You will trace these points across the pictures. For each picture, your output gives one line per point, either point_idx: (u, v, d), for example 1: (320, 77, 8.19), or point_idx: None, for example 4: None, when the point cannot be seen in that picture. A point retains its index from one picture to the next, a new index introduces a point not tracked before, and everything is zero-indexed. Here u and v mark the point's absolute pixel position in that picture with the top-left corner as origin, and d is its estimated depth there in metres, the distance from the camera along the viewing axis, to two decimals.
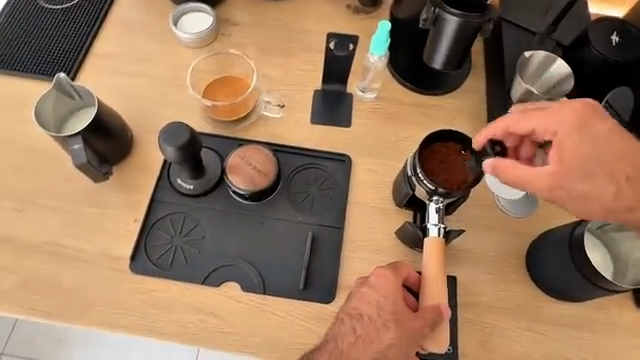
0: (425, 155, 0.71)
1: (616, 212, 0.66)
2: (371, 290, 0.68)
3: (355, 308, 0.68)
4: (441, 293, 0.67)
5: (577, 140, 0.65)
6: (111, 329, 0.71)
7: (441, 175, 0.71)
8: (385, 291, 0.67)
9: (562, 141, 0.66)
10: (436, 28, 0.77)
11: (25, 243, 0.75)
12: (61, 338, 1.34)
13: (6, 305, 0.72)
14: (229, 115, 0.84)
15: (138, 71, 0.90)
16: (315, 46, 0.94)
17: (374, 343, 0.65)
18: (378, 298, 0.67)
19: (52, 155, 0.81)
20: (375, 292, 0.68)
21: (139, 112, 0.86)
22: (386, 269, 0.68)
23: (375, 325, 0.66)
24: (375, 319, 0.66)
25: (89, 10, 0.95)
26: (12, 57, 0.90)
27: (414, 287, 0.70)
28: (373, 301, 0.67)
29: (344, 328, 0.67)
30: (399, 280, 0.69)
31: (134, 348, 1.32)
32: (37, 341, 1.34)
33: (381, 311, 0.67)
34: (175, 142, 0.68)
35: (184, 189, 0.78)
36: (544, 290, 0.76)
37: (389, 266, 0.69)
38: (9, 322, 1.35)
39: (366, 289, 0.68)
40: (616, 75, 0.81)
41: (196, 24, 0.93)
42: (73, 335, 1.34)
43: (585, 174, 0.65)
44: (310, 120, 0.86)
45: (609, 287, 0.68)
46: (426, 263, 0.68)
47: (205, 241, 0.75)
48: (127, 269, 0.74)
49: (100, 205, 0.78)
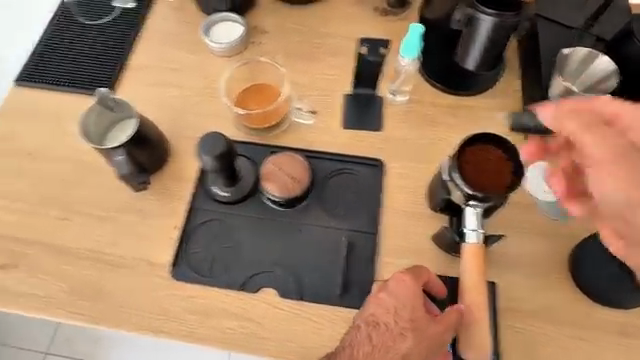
0: (462, 158, 0.70)
1: None
2: (388, 296, 0.67)
3: (373, 316, 0.67)
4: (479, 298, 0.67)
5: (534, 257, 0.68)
6: (153, 334, 0.73)
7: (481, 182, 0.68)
8: (404, 298, 0.66)
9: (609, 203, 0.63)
10: (470, 29, 0.75)
11: (71, 251, 0.78)
12: (100, 339, 1.39)
13: (56, 311, 0.75)
14: (262, 123, 0.85)
15: (173, 82, 0.93)
16: (343, 51, 0.95)
17: (390, 352, 0.65)
18: (396, 305, 0.66)
19: (95, 166, 0.84)
20: (394, 298, 0.66)
21: (175, 122, 0.89)
22: (406, 274, 0.67)
23: (393, 333, 0.66)
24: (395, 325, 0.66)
25: (125, 25, 0.99)
26: (55, 72, 0.94)
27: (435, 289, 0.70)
28: (391, 308, 0.66)
29: (361, 335, 0.66)
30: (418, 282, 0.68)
31: (169, 351, 1.37)
32: (77, 342, 1.40)
33: (399, 318, 0.66)
34: (213, 153, 0.68)
35: (220, 197, 0.79)
36: (589, 296, 0.73)
37: (410, 272, 0.68)
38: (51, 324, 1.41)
39: (385, 295, 0.67)
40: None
41: (227, 33, 0.96)
42: (110, 336, 1.39)
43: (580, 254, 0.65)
44: (340, 125, 0.87)
45: None
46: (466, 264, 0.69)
47: (242, 247, 0.77)
48: (168, 276, 0.76)
49: (141, 213, 0.80)
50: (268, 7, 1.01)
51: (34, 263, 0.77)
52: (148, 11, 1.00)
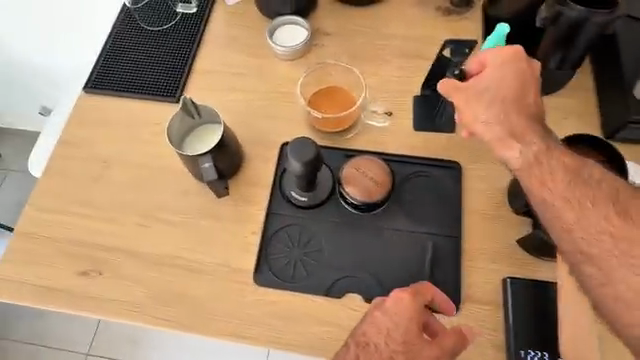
0: None
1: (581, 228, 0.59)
2: (382, 315, 0.65)
3: (365, 337, 0.65)
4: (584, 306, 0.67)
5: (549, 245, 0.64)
6: (239, 340, 0.74)
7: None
8: (397, 318, 0.65)
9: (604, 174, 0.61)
10: (555, 27, 0.74)
11: (153, 257, 0.79)
12: (138, 341, 1.40)
13: (141, 317, 0.76)
14: (336, 127, 0.85)
15: (239, 86, 0.94)
16: (408, 52, 0.95)
17: None
18: (389, 326, 0.65)
19: (170, 173, 0.85)
20: (388, 317, 0.65)
21: (243, 126, 0.89)
22: (404, 292, 0.65)
23: (382, 355, 0.64)
24: (380, 346, 0.65)
25: (188, 31, 0.99)
26: (122, 79, 0.95)
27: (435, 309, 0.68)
28: (383, 328, 0.65)
29: (349, 355, 0.64)
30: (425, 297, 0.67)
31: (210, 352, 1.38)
32: (115, 342, 1.40)
33: (390, 339, 0.65)
34: (302, 158, 0.67)
35: (299, 201, 0.79)
36: None
37: (409, 290, 0.66)
38: (93, 324, 1.43)
39: (379, 314, 0.66)
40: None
41: (290, 35, 0.96)
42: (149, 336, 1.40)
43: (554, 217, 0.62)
44: (413, 127, 0.86)
45: None
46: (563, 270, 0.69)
47: (324, 252, 0.76)
48: (251, 282, 0.76)
49: (219, 218, 0.81)
50: (328, 8, 1.00)
51: (118, 269, 0.78)
52: (209, 16, 1.00)
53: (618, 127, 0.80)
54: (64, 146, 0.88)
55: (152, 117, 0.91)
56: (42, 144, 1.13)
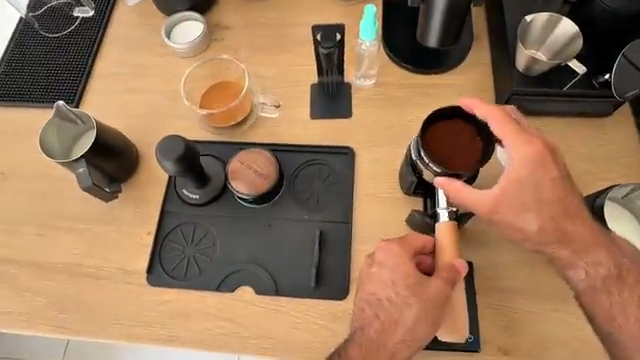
0: (442, 133, 0.69)
1: (572, 227, 0.64)
2: (382, 268, 0.67)
3: (373, 294, 0.67)
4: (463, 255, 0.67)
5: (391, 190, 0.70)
6: (133, 341, 0.73)
7: (446, 157, 0.67)
8: (397, 267, 0.66)
9: (545, 172, 0.63)
10: (426, 5, 0.73)
11: (49, 265, 0.78)
12: None
13: (37, 326, 0.75)
14: (228, 121, 0.84)
15: (139, 87, 0.93)
16: (308, 40, 0.94)
17: (399, 323, 0.65)
18: (392, 276, 0.66)
19: (67, 180, 0.84)
20: (386, 270, 0.66)
21: (143, 128, 0.89)
22: (390, 242, 0.67)
23: (395, 302, 0.65)
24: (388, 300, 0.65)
25: (87, 35, 0.97)
26: (21, 89, 0.94)
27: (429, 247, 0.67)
28: (388, 279, 0.66)
29: (367, 315, 0.66)
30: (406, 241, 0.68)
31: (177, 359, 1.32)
32: None
33: (398, 288, 0.65)
34: (173, 155, 0.67)
35: (191, 200, 0.79)
36: None
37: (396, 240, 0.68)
38: (60, 344, 1.34)
39: (376, 269, 0.67)
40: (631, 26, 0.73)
41: (189, 32, 0.95)
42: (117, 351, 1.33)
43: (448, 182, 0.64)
44: (310, 115, 0.86)
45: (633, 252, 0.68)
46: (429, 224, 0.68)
47: (217, 248, 0.76)
48: (144, 283, 0.75)
49: (115, 222, 0.80)
50: (227, 1, 0.99)
51: (13, 280, 0.77)
52: (108, 18, 0.99)
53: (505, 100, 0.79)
54: None
55: None
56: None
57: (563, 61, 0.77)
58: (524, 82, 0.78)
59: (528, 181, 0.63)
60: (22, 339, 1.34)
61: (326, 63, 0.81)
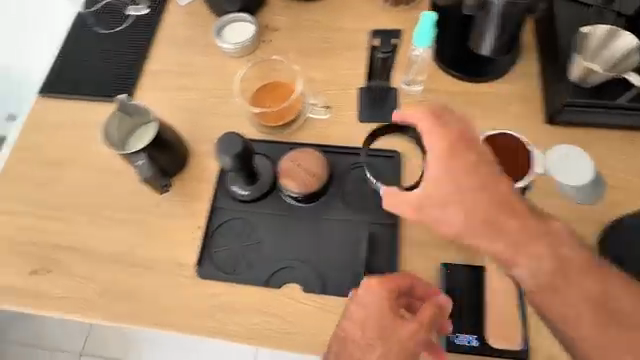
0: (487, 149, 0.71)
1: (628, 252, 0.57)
2: (358, 306, 0.63)
3: (345, 332, 0.62)
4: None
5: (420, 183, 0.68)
6: (183, 332, 0.75)
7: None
8: (376, 307, 0.62)
9: (469, 184, 0.57)
10: (483, 13, 0.74)
11: (103, 254, 0.81)
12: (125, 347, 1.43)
13: (90, 312, 0.77)
14: (277, 121, 0.86)
15: (190, 85, 0.95)
16: (355, 45, 0.96)
17: None
18: (364, 315, 0.62)
19: (121, 172, 0.87)
20: (363, 309, 0.62)
21: (193, 124, 0.91)
22: (373, 281, 0.63)
23: (358, 344, 0.61)
24: (354, 338, 0.61)
25: (140, 33, 1.01)
26: (76, 82, 0.97)
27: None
28: (360, 319, 0.62)
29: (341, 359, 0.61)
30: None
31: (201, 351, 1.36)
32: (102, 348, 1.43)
33: (365, 329, 0.61)
34: (231, 152, 0.69)
35: (240, 196, 0.81)
36: None
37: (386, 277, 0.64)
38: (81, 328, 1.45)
39: (354, 307, 0.63)
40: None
41: (239, 33, 0.97)
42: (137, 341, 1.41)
43: (468, 147, 0.59)
44: (358, 119, 0.87)
45: None
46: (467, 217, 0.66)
47: (265, 244, 0.78)
48: (194, 275, 0.78)
49: (166, 215, 0.82)
50: (277, 5, 1.01)
51: (68, 267, 0.80)
52: (160, 17, 1.02)
53: (556, 110, 0.81)
54: (19, 150, 0.90)
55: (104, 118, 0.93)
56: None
57: (623, 71, 0.77)
58: (578, 93, 0.79)
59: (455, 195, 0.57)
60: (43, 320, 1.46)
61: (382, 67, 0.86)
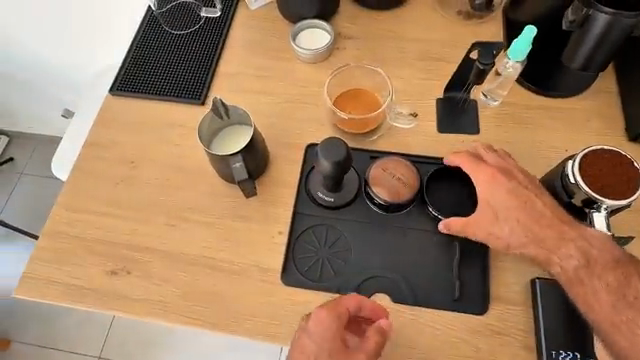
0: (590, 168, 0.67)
1: None
2: (306, 336, 0.65)
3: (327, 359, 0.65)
4: (619, 260, 0.66)
5: (512, 197, 0.70)
6: (268, 339, 0.73)
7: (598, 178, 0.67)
8: (321, 339, 0.65)
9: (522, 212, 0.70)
10: (582, 30, 0.74)
11: (180, 256, 0.79)
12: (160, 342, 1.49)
13: (168, 316, 0.75)
14: (360, 128, 0.86)
15: (263, 88, 0.94)
16: (431, 56, 0.96)
17: None
18: (312, 346, 0.65)
19: (197, 173, 0.85)
20: (311, 339, 0.65)
21: (267, 128, 0.90)
22: (322, 312, 0.65)
23: None
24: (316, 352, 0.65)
25: (212, 35, 1.00)
26: (147, 80, 0.96)
27: (562, 257, 0.68)
28: (309, 350, 0.65)
29: None
30: (536, 245, 0.69)
31: None
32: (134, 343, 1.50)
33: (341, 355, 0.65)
34: (333, 158, 0.68)
35: (325, 202, 0.79)
36: None
37: (328, 306, 0.66)
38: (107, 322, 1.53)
39: (305, 337, 0.65)
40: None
41: (314, 40, 0.97)
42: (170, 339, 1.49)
43: (509, 176, 0.72)
44: (437, 130, 0.87)
45: None
46: (554, 226, 0.68)
47: (351, 252, 0.77)
48: (278, 281, 0.76)
49: (246, 218, 0.81)
50: (349, 13, 1.01)
51: (146, 268, 0.78)
52: (232, 20, 1.02)
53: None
54: (91, 146, 0.89)
55: (178, 118, 0.91)
56: (75, 132, 1.20)
57: None
58: None
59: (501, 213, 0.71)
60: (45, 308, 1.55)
61: (473, 79, 0.81)
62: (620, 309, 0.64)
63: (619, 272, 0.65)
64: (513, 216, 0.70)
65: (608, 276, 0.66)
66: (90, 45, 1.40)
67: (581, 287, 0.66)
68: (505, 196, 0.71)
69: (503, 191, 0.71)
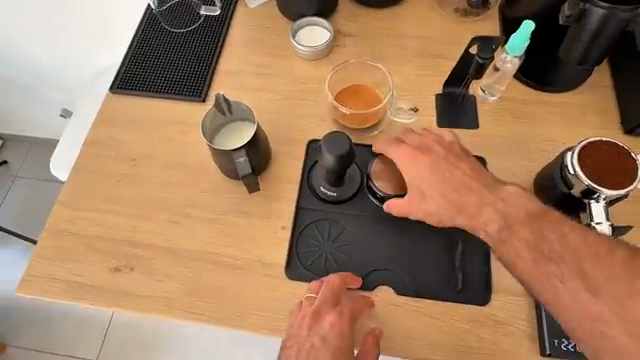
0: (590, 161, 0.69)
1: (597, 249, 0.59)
2: (316, 335, 0.70)
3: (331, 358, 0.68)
4: (547, 212, 0.64)
5: (432, 171, 0.72)
6: (273, 332, 0.73)
7: (596, 170, 0.68)
8: (328, 340, 0.69)
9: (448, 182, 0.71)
10: (578, 25, 0.75)
11: (184, 252, 0.79)
12: (160, 343, 1.48)
13: (172, 312, 0.75)
14: (361, 124, 0.87)
15: (263, 85, 0.95)
16: (430, 52, 0.97)
17: None
18: (318, 344, 0.69)
19: (199, 169, 0.86)
20: (320, 339, 0.69)
21: (268, 124, 0.90)
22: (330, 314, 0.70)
23: None
24: (319, 349, 0.69)
25: (212, 32, 1.00)
26: (147, 78, 0.96)
27: (486, 222, 0.67)
28: (316, 348, 0.69)
29: None
30: (464, 215, 0.69)
31: None
32: (133, 344, 1.49)
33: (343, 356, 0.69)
34: (336, 152, 0.69)
35: (328, 197, 0.80)
36: None
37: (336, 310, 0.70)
38: (105, 323, 1.51)
39: (315, 337, 0.69)
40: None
41: (313, 37, 0.98)
42: (170, 339, 1.48)
43: (441, 147, 0.74)
44: (436, 123, 0.89)
45: None
46: (517, 206, 0.65)
47: (354, 245, 0.77)
48: (282, 276, 0.76)
49: (249, 214, 0.81)
50: (348, 11, 1.02)
51: (149, 265, 0.78)
52: (232, 18, 1.02)
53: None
54: (91, 144, 0.89)
55: (178, 116, 0.92)
56: (74, 131, 1.20)
57: None
58: None
59: (437, 184, 0.72)
60: (42, 311, 1.54)
61: (472, 71, 0.83)
62: (540, 263, 0.60)
63: (535, 228, 0.62)
64: (436, 191, 0.71)
65: (528, 232, 0.63)
66: (88, 45, 1.40)
67: (503, 246, 0.64)
68: (426, 167, 0.73)
69: (428, 163, 0.73)
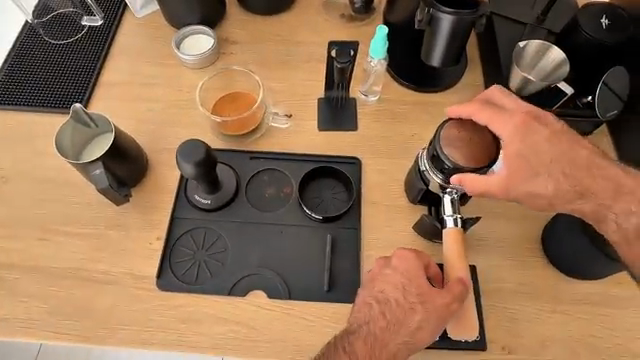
0: None
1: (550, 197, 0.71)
2: (394, 272, 0.69)
3: (380, 292, 0.69)
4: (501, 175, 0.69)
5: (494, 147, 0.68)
6: (142, 346, 0.72)
7: (470, 154, 0.67)
8: (406, 273, 0.69)
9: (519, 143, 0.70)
10: (431, 29, 0.80)
11: (52, 270, 0.76)
12: None
13: (36, 333, 0.72)
14: (239, 130, 0.87)
15: (145, 94, 0.93)
16: (315, 56, 0.98)
17: (403, 327, 0.67)
18: (401, 281, 0.68)
19: (73, 184, 0.83)
20: (397, 275, 0.69)
21: (149, 135, 0.89)
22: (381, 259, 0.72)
23: (403, 307, 0.67)
24: (404, 283, 0.68)
25: (94, 43, 0.98)
26: (22, 92, 0.92)
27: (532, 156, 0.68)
28: (395, 284, 0.68)
29: (373, 312, 0.68)
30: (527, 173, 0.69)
31: None
32: None
33: (406, 294, 0.68)
34: (193, 159, 0.69)
35: (202, 205, 0.80)
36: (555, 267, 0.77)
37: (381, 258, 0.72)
38: None
39: (390, 272, 0.70)
40: (620, 50, 0.80)
41: (198, 46, 0.97)
42: None
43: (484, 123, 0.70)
44: (317, 128, 0.89)
45: (613, 256, 0.71)
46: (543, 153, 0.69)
47: (228, 252, 0.78)
48: (153, 287, 0.75)
49: (123, 227, 0.79)
50: (236, 18, 1.03)
51: (14, 286, 0.75)
52: (116, 28, 1.00)
53: None
54: None
55: (54, 129, 0.89)
56: None
57: (553, 82, 0.82)
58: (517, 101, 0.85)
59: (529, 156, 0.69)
60: None
61: (337, 77, 0.87)
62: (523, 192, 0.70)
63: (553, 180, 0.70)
64: (526, 158, 0.69)
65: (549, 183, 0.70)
66: None
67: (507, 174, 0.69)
68: (484, 146, 0.68)
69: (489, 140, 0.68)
